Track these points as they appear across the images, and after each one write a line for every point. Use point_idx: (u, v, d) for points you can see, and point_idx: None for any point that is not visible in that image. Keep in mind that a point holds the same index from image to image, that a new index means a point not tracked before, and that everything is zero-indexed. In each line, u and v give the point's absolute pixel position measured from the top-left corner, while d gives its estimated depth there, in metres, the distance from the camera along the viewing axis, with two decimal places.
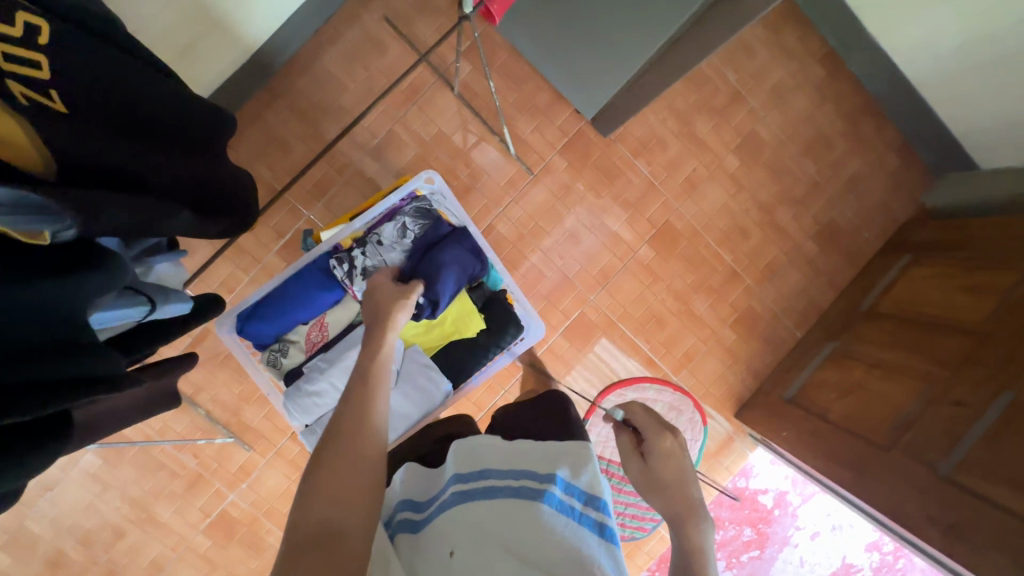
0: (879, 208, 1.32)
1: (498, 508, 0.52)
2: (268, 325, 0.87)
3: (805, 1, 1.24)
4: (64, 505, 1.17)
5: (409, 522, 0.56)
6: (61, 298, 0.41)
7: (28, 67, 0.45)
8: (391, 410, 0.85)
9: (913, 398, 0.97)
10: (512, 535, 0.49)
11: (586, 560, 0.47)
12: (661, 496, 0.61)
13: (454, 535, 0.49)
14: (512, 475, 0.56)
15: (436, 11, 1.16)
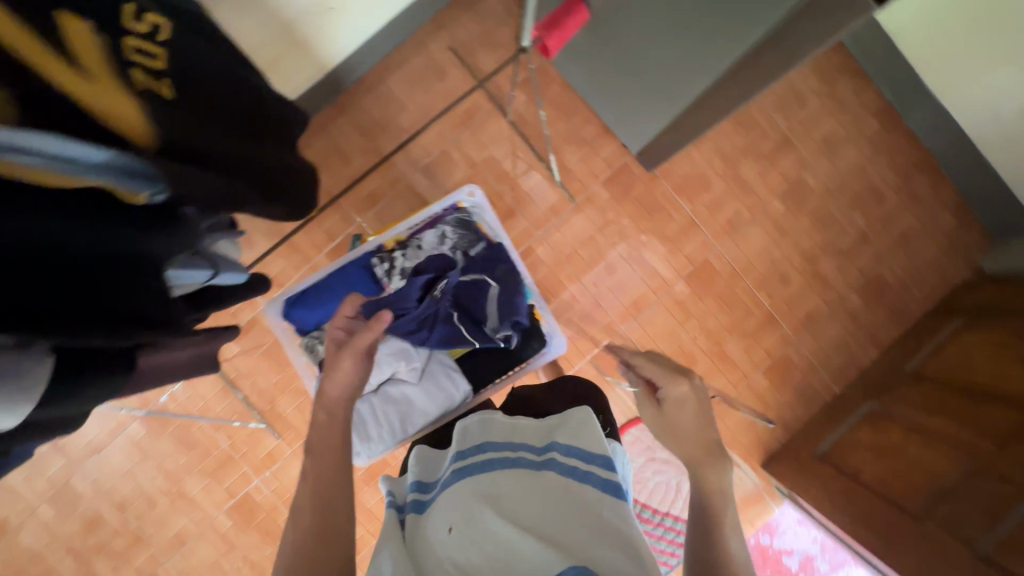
0: (931, 267, 1.28)
1: (498, 477, 0.56)
2: (310, 314, 0.91)
3: (862, 55, 1.23)
4: (107, 469, 1.26)
5: (419, 502, 0.59)
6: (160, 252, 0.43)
7: (150, 58, 0.47)
8: (412, 404, 0.89)
9: (953, 467, 0.92)
10: (515, 498, 0.53)
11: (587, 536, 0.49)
12: (678, 440, 0.64)
13: (452, 511, 0.52)
14: (508, 449, 0.61)
15: (497, 43, 1.23)
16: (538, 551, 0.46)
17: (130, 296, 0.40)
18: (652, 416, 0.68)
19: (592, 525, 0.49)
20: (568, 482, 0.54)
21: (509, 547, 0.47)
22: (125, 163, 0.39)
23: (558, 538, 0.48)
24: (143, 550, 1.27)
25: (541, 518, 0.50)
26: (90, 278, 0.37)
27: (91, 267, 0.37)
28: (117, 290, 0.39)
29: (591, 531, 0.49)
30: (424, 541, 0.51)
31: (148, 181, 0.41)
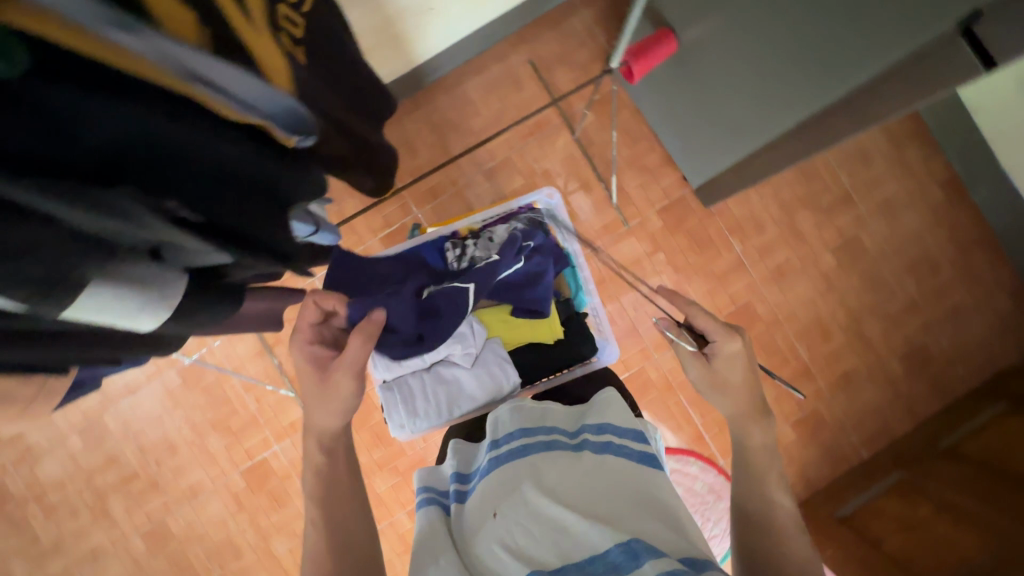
0: (979, 346, 1.26)
1: (537, 461, 0.57)
2: None
3: (936, 124, 1.24)
4: (138, 411, 1.30)
5: (459, 493, 0.59)
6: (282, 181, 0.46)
7: (289, 23, 0.49)
8: (458, 388, 0.81)
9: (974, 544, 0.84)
10: (555, 478, 0.54)
11: (637, 527, 0.47)
12: (724, 394, 0.69)
13: (494, 499, 0.53)
14: (542, 433, 0.61)
15: (576, 63, 1.27)
16: (585, 528, 0.47)
17: (267, 225, 0.44)
18: (698, 372, 0.70)
19: (627, 497, 0.51)
20: (603, 459, 0.56)
21: (564, 532, 0.48)
22: (279, 97, 0.42)
23: (602, 513, 0.49)
24: (156, 496, 1.30)
25: (582, 495, 0.51)
26: (240, 198, 0.42)
27: (243, 189, 0.42)
28: (259, 215, 0.43)
29: (632, 509, 0.50)
30: (470, 530, 0.52)
31: (293, 115, 0.44)
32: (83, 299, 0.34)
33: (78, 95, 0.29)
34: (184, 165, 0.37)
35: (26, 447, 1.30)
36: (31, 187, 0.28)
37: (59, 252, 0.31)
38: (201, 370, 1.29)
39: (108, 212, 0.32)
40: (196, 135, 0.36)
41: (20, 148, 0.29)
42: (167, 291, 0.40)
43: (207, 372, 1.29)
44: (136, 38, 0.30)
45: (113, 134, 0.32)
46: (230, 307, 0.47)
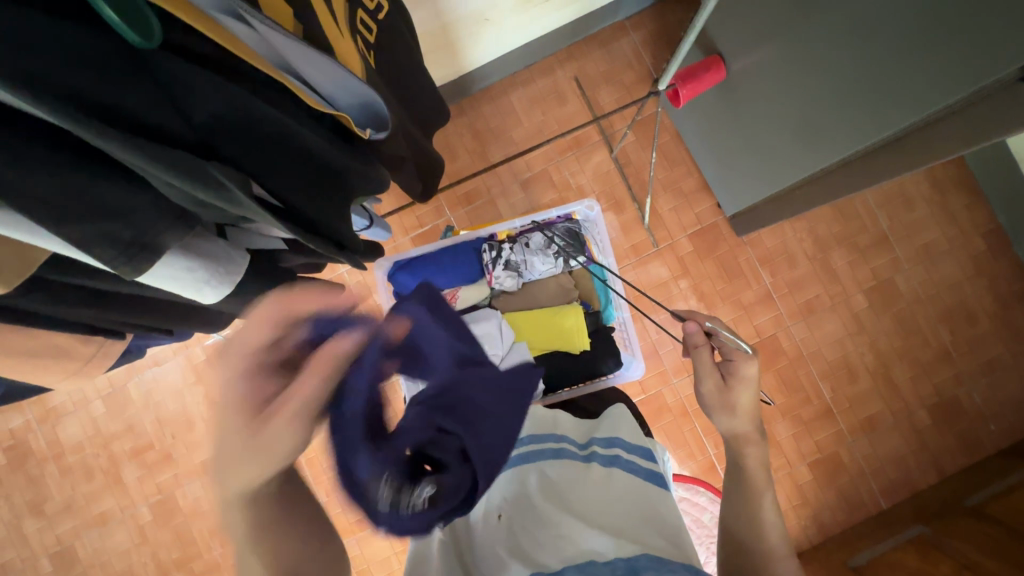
0: (1013, 404, 1.21)
1: (543, 466, 0.54)
2: (412, 279, 0.91)
3: (982, 174, 1.21)
4: (161, 383, 1.33)
5: None
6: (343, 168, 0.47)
7: (364, 28, 0.54)
8: None
9: None
10: (563, 484, 0.51)
11: (636, 536, 0.45)
12: (731, 416, 0.66)
13: (500, 501, 0.51)
14: (550, 438, 0.58)
15: (621, 83, 1.28)
16: (593, 537, 0.44)
17: (327, 212, 0.46)
18: (707, 388, 0.67)
19: (630, 513, 0.49)
20: (611, 473, 0.54)
21: (573, 539, 0.44)
22: (358, 90, 0.48)
23: (613, 522, 0.47)
24: (169, 469, 1.33)
25: (590, 503, 0.49)
26: (308, 183, 0.44)
27: (311, 175, 0.44)
28: (322, 201, 0.46)
29: (642, 522, 0.48)
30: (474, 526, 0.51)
31: (368, 107, 0.50)
32: (158, 266, 0.37)
33: (186, 69, 0.34)
34: (266, 146, 0.40)
35: (54, 406, 1.35)
36: (139, 146, 0.31)
37: (153, 213, 0.34)
38: None
39: (202, 184, 0.34)
40: (276, 117, 0.39)
41: (139, 114, 0.32)
42: (230, 269, 0.42)
43: None
44: (248, 26, 0.38)
45: (211, 110, 0.36)
46: (285, 287, 0.49)
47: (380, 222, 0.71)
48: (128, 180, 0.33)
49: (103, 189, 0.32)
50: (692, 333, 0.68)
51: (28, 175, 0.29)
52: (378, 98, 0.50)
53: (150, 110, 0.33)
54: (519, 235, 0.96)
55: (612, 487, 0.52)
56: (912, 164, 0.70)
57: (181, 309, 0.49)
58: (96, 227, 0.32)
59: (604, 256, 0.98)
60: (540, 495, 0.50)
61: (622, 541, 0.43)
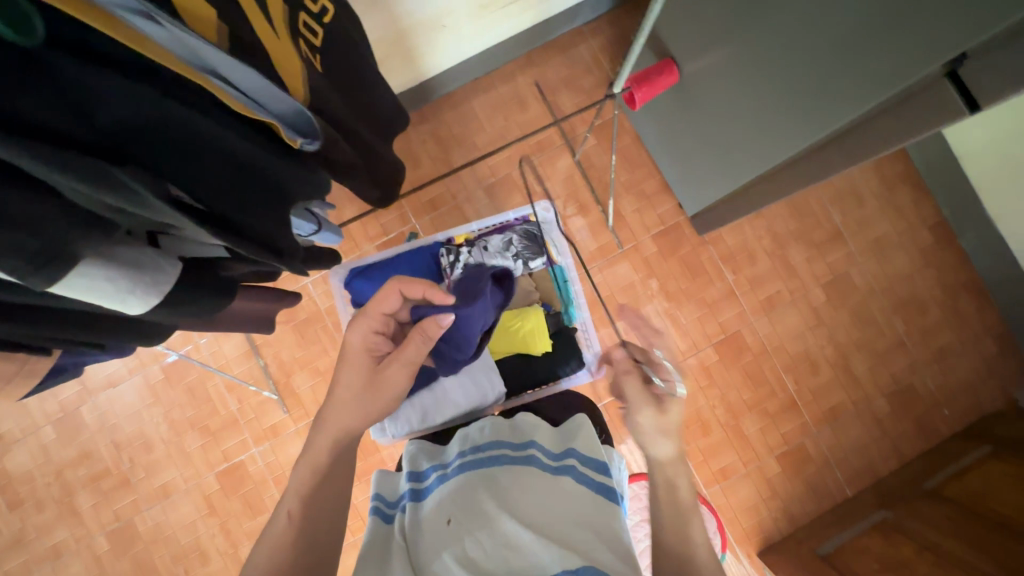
0: (964, 390, 1.26)
1: (496, 474, 0.53)
2: (370, 285, 0.89)
3: (926, 170, 1.27)
4: (117, 405, 1.27)
5: (416, 491, 0.56)
6: (271, 169, 0.46)
7: (311, 34, 0.54)
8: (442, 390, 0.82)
9: None
10: (516, 492, 0.50)
11: (586, 543, 0.44)
12: (664, 438, 0.67)
13: (450, 506, 0.49)
14: (506, 447, 0.58)
15: (581, 88, 1.30)
16: (537, 546, 0.43)
17: (262, 217, 0.45)
18: (643, 415, 0.68)
19: (586, 518, 0.48)
20: (566, 482, 0.52)
21: (516, 548, 0.43)
22: (284, 99, 0.47)
23: (561, 533, 0.45)
24: (127, 494, 1.27)
25: (544, 510, 0.47)
26: (233, 185, 0.43)
27: (241, 180, 0.44)
28: (254, 207, 0.45)
29: (594, 528, 0.46)
30: (421, 532, 0.49)
31: (298, 114, 0.48)
32: (71, 276, 0.35)
33: (87, 72, 0.33)
34: (185, 151, 0.39)
35: None
36: (36, 151, 0.30)
37: (64, 222, 0.33)
38: (186, 366, 1.27)
39: (109, 188, 0.34)
40: (195, 120, 0.39)
41: (37, 119, 0.31)
42: (158, 278, 0.41)
43: (192, 368, 1.28)
44: (157, 26, 0.37)
45: (116, 114, 0.35)
46: (219, 300, 0.47)
47: (329, 228, 0.69)
48: (29, 190, 0.32)
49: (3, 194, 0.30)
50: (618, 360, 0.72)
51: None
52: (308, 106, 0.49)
53: (46, 115, 0.32)
54: (478, 239, 0.95)
55: (566, 492, 0.51)
56: (859, 156, 0.72)
57: (121, 326, 0.45)
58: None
59: (564, 259, 0.98)
60: (492, 503, 0.48)
61: (567, 551, 0.42)
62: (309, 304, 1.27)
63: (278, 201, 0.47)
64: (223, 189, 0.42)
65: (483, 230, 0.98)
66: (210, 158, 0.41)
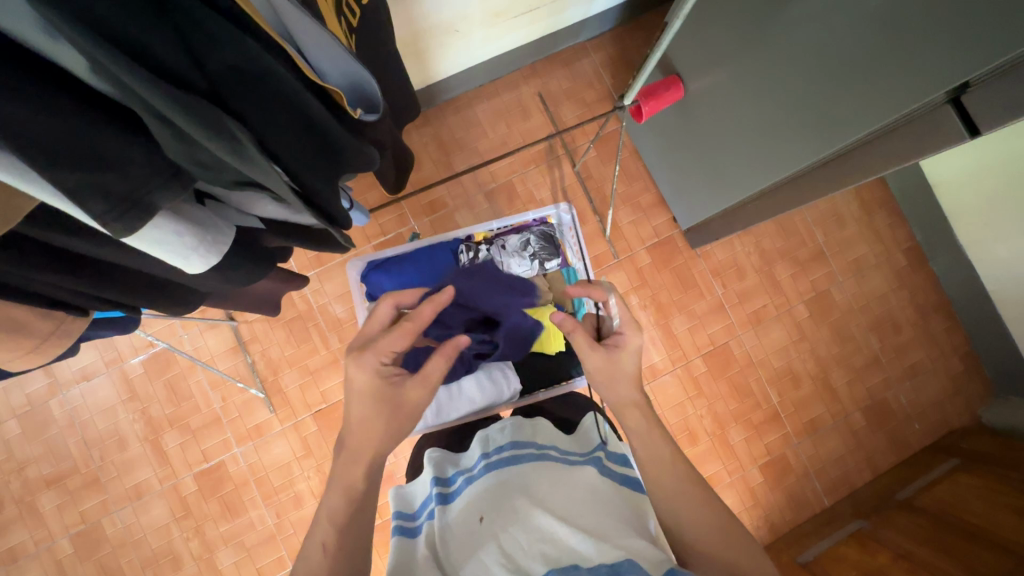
0: (933, 405, 1.33)
1: (526, 468, 0.54)
2: (388, 278, 0.90)
3: (901, 196, 1.35)
4: (90, 400, 1.21)
5: (443, 495, 0.55)
6: (342, 143, 0.47)
7: (349, 12, 0.55)
8: (459, 389, 0.83)
9: None
10: (545, 486, 0.51)
11: (627, 539, 0.45)
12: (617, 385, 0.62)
13: (481, 504, 0.50)
14: (531, 446, 0.58)
15: (583, 100, 1.33)
16: (574, 538, 0.44)
17: (321, 183, 0.47)
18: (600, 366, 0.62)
19: (616, 515, 0.49)
20: (594, 479, 0.53)
21: (554, 542, 0.44)
22: (350, 68, 0.49)
23: (595, 526, 0.46)
24: (96, 495, 1.20)
25: (574, 504, 0.48)
26: (306, 152, 0.44)
27: (315, 147, 0.45)
28: (319, 172, 0.47)
29: (621, 521, 0.48)
30: (455, 532, 0.49)
31: (357, 86, 0.51)
32: (148, 227, 0.37)
33: (203, 14, 0.33)
34: (276, 110, 0.40)
35: None
36: (156, 85, 0.31)
37: (145, 167, 0.35)
38: (168, 361, 1.23)
39: (216, 133, 0.34)
40: (286, 80, 0.40)
41: (154, 57, 0.32)
42: (217, 239, 0.44)
43: (174, 364, 1.23)
44: None
45: (225, 61, 0.35)
46: (262, 270, 0.51)
47: (359, 207, 0.71)
48: (117, 130, 0.33)
49: (97, 138, 0.32)
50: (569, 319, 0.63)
51: (22, 110, 0.29)
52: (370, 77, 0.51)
53: (164, 53, 0.32)
54: (495, 238, 0.96)
55: (594, 488, 0.52)
56: (850, 179, 0.77)
57: (144, 282, 0.48)
58: (88, 177, 0.31)
59: (578, 262, 0.99)
60: (522, 497, 0.49)
61: (606, 547, 0.43)
62: (302, 302, 1.25)
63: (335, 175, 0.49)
64: (297, 157, 0.44)
65: (500, 230, 0.99)
66: (292, 122, 0.42)
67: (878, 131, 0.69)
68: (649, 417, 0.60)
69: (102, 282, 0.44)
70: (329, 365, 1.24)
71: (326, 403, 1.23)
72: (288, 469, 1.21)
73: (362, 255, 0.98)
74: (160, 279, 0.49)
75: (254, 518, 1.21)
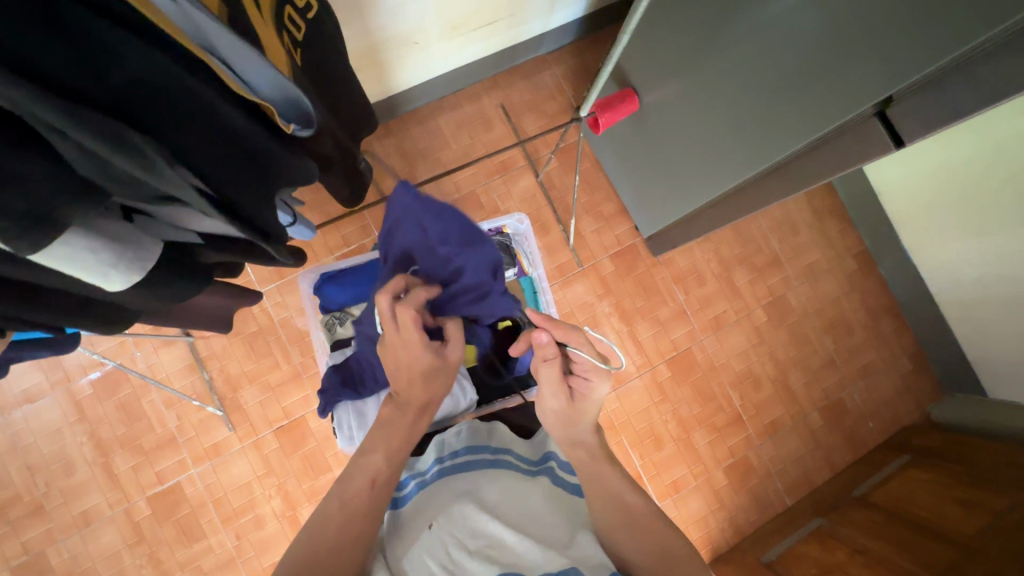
0: (886, 404, 1.38)
1: (478, 475, 0.54)
2: (340, 290, 0.92)
3: (850, 204, 1.41)
4: (34, 423, 1.16)
5: (394, 500, 0.57)
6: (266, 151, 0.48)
7: (292, 27, 0.55)
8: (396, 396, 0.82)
9: None
10: (495, 492, 0.51)
11: (573, 546, 0.46)
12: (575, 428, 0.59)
13: (431, 512, 0.49)
14: (487, 450, 0.58)
15: (545, 111, 1.35)
16: (522, 546, 0.44)
17: (247, 196, 0.48)
18: (554, 405, 0.59)
19: (561, 520, 0.49)
20: (549, 487, 0.54)
21: (501, 547, 0.44)
22: (281, 82, 0.49)
23: (543, 536, 0.46)
24: (40, 523, 1.14)
25: (523, 513, 0.48)
26: (229, 163, 0.45)
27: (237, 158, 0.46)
28: (247, 182, 0.48)
29: (568, 526, 0.49)
30: (403, 541, 0.49)
31: (290, 100, 0.51)
32: (64, 247, 0.38)
33: (101, 28, 0.34)
34: (186, 122, 0.40)
35: None
36: (45, 99, 0.31)
37: (52, 183, 0.34)
38: (119, 380, 1.18)
39: (118, 146, 0.34)
40: (201, 92, 0.41)
41: (44, 68, 0.32)
42: (141, 255, 0.44)
43: (126, 383, 1.18)
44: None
45: (128, 73, 0.36)
46: (197, 285, 0.51)
47: (303, 222, 0.72)
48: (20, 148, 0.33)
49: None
50: (548, 345, 0.57)
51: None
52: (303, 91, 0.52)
53: (61, 73, 0.33)
54: None
55: (549, 496, 0.53)
56: (792, 188, 0.80)
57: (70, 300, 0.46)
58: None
59: (534, 271, 1.00)
60: (468, 497, 0.49)
61: (552, 554, 0.43)
62: (262, 315, 1.22)
63: (263, 184, 0.50)
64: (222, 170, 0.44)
65: None
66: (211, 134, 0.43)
67: (811, 143, 0.73)
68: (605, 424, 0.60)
69: (18, 298, 0.42)
70: (291, 380, 1.22)
71: (288, 419, 1.21)
72: (248, 488, 1.18)
73: (317, 266, 0.99)
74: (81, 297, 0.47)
75: (212, 541, 1.17)
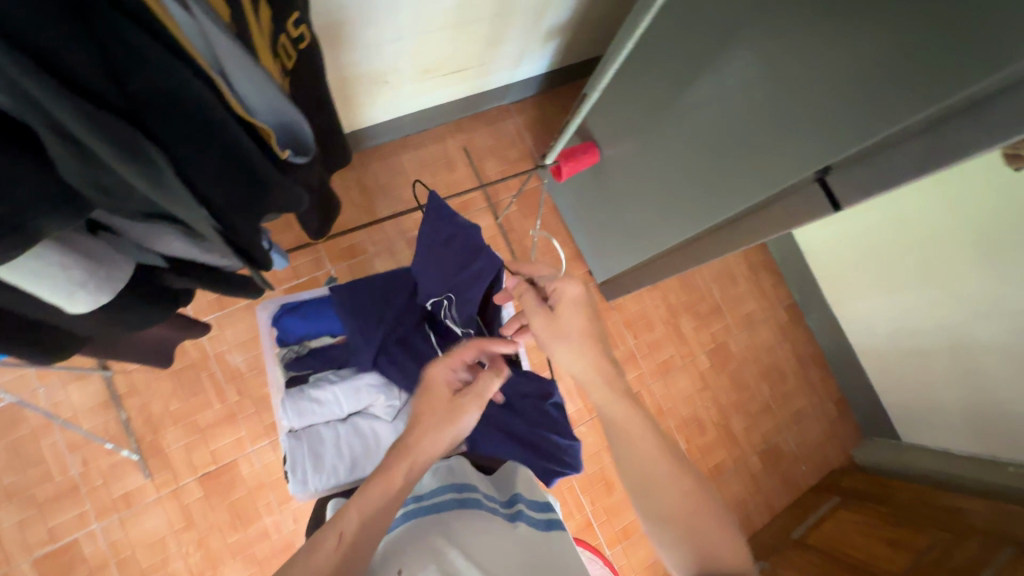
0: (816, 448, 1.47)
1: (450, 518, 0.51)
2: (301, 322, 0.90)
3: (780, 260, 1.55)
4: None
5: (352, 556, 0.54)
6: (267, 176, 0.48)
7: (284, 55, 0.56)
8: (358, 436, 0.82)
9: None
10: (468, 536, 0.48)
11: None
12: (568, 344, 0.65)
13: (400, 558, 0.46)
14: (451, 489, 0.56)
15: (506, 158, 1.40)
16: None
17: (237, 215, 0.47)
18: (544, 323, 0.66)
19: (523, 562, 0.48)
20: (526, 533, 0.52)
21: None
22: (279, 104, 0.51)
23: None
24: None
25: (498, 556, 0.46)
26: (228, 183, 0.45)
27: (236, 178, 0.45)
28: (244, 209, 0.48)
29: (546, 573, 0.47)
30: None
31: (287, 126, 0.54)
32: (33, 258, 0.37)
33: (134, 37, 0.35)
34: (194, 137, 0.41)
35: None
36: (60, 95, 0.31)
37: (33, 187, 0.33)
38: (15, 419, 1.03)
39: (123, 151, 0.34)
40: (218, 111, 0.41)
41: (68, 67, 0.32)
42: (112, 275, 0.43)
43: (22, 422, 1.03)
44: (188, 16, 0.41)
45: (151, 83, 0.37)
46: (154, 312, 0.50)
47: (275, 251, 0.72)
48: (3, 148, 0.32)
49: None
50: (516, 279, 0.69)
51: None
52: (293, 109, 0.53)
53: (86, 74, 0.33)
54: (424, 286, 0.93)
55: (525, 542, 0.51)
56: (731, 248, 0.86)
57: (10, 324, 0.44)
58: None
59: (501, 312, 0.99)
60: (437, 539, 0.47)
61: None
62: (195, 348, 1.12)
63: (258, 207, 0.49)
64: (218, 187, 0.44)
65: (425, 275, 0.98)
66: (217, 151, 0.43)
67: (745, 210, 0.82)
68: (586, 345, 0.65)
69: None
70: (223, 421, 1.11)
71: (217, 464, 1.10)
72: (162, 545, 1.04)
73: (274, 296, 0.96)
74: (23, 318, 0.45)
75: None
